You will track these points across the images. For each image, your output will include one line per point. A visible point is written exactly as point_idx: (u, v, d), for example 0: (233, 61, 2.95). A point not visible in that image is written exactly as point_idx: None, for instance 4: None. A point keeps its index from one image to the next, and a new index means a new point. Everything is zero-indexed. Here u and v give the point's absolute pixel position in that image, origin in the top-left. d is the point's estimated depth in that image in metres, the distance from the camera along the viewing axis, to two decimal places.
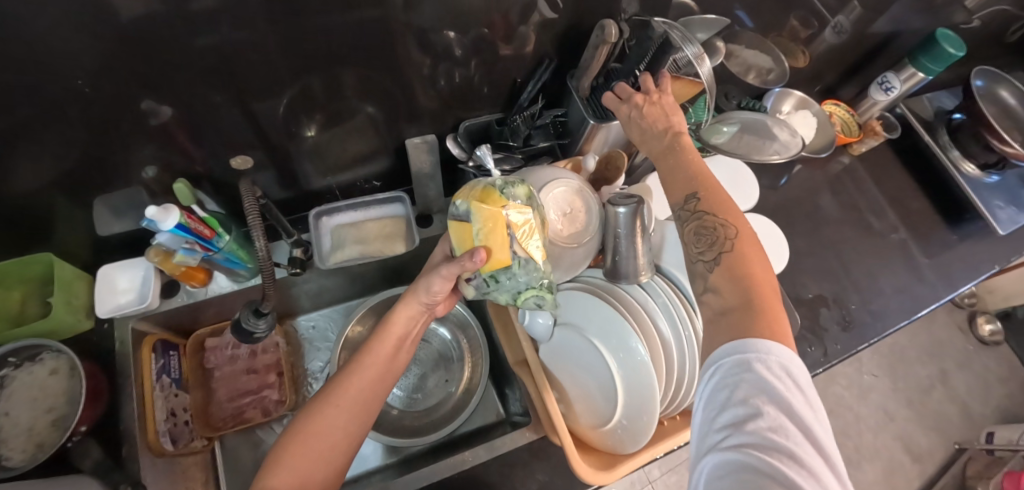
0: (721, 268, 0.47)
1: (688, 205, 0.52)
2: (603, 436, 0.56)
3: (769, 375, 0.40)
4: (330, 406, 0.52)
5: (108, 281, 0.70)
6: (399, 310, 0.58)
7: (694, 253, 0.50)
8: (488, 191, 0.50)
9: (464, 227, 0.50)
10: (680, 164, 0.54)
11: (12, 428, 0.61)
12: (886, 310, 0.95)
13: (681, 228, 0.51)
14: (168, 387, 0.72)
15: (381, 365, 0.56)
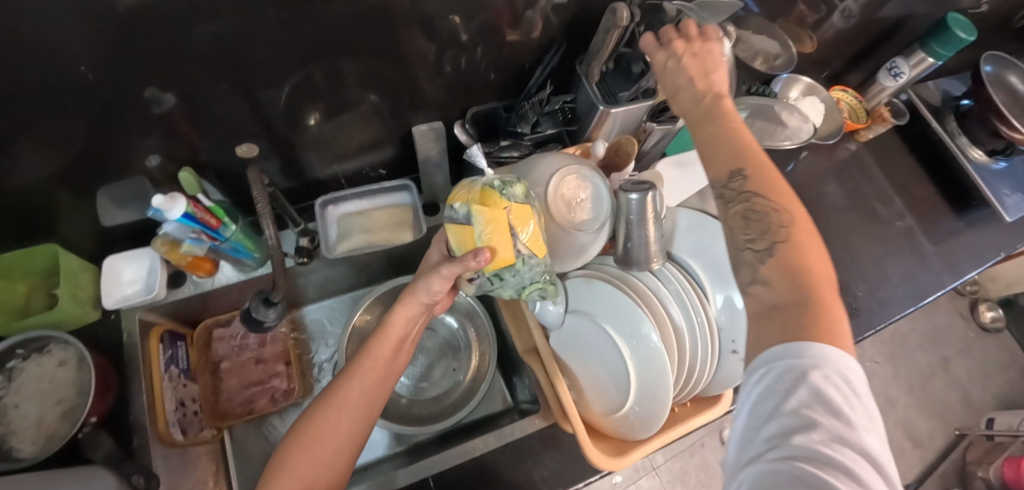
0: (775, 258, 0.46)
1: (733, 182, 0.50)
2: (614, 422, 0.56)
3: (824, 384, 0.39)
4: (332, 411, 0.52)
5: (114, 272, 0.69)
6: (398, 312, 0.57)
7: (741, 240, 0.48)
8: (488, 192, 0.49)
9: (466, 231, 0.49)
10: (722, 137, 0.52)
11: (21, 421, 0.61)
12: (892, 297, 0.95)
13: (726, 210, 0.49)
14: (177, 377, 0.72)
15: (381, 368, 0.56)
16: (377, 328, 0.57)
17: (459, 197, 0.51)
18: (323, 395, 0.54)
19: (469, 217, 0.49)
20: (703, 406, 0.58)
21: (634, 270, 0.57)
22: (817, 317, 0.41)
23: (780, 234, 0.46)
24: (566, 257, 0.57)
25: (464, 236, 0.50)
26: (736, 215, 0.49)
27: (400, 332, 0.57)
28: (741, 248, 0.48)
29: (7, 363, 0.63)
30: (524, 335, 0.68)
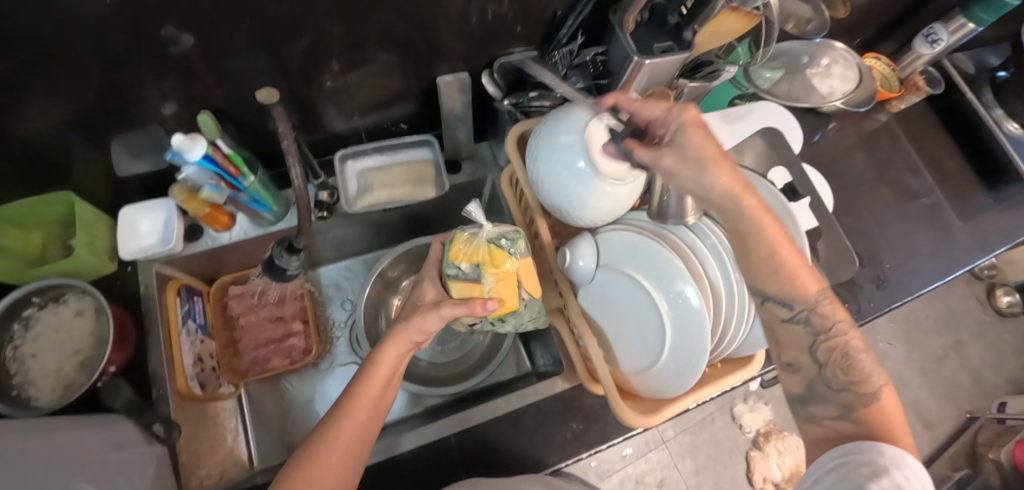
0: (876, 405, 0.46)
1: (820, 308, 0.49)
2: (647, 380, 0.55)
3: (900, 481, 0.40)
4: (320, 462, 0.47)
5: (130, 223, 0.68)
6: (388, 350, 0.53)
7: (839, 380, 0.48)
8: (495, 251, 0.53)
9: (473, 287, 0.53)
10: (779, 252, 0.49)
11: (39, 369, 0.60)
12: (919, 272, 0.92)
13: (820, 351, 0.49)
14: (194, 333, 0.71)
15: (370, 410, 0.51)
16: (364, 367, 0.52)
17: (461, 254, 0.54)
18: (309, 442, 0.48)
19: (477, 272, 0.53)
20: (735, 367, 0.58)
21: (670, 225, 0.55)
22: (893, 436, 0.44)
23: (875, 379, 0.47)
24: (600, 208, 0.55)
25: (473, 292, 0.53)
26: (830, 351, 0.49)
27: (390, 370, 0.53)
28: (836, 386, 0.48)
29: (23, 312, 0.62)
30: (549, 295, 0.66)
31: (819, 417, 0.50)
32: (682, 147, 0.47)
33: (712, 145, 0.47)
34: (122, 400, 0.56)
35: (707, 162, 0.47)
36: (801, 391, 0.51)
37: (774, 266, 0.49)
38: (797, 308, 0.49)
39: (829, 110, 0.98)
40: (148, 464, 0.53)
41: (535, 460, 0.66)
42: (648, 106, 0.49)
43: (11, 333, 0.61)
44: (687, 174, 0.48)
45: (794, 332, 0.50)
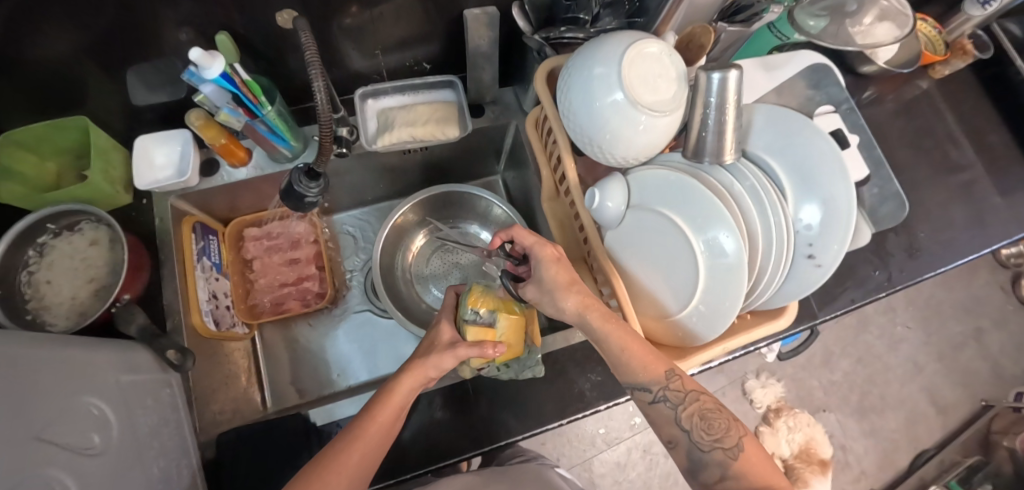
0: (742, 456, 0.48)
1: (671, 384, 0.51)
2: (672, 326, 0.53)
3: None
4: (322, 484, 0.46)
5: (145, 154, 0.66)
6: (403, 381, 0.52)
7: (706, 441, 0.49)
8: (508, 301, 0.58)
9: (488, 332, 0.54)
10: (628, 349, 0.51)
11: (53, 295, 0.59)
12: (952, 244, 0.88)
13: (683, 413, 0.50)
14: (210, 269, 0.70)
15: (378, 438, 0.50)
16: (378, 396, 0.52)
17: (480, 301, 0.56)
18: (315, 463, 0.48)
19: (493, 318, 0.55)
20: (765, 318, 0.55)
21: (706, 165, 0.52)
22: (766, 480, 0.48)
23: (736, 430, 0.49)
24: (633, 146, 0.52)
25: (485, 337, 0.54)
26: (691, 416, 0.50)
27: (403, 403, 0.52)
28: (706, 448, 0.49)
29: (38, 238, 0.60)
30: (571, 245, 0.66)
31: (710, 482, 0.50)
32: (541, 280, 0.54)
33: (564, 273, 0.53)
34: (137, 325, 0.54)
35: (562, 288, 0.53)
36: (686, 465, 0.51)
37: (622, 362, 0.51)
38: (653, 389, 0.51)
39: (873, 70, 0.92)
40: (161, 394, 0.52)
41: (553, 410, 0.65)
42: (523, 236, 0.55)
43: (25, 260, 0.59)
44: (550, 304, 0.54)
45: (661, 411, 0.51)
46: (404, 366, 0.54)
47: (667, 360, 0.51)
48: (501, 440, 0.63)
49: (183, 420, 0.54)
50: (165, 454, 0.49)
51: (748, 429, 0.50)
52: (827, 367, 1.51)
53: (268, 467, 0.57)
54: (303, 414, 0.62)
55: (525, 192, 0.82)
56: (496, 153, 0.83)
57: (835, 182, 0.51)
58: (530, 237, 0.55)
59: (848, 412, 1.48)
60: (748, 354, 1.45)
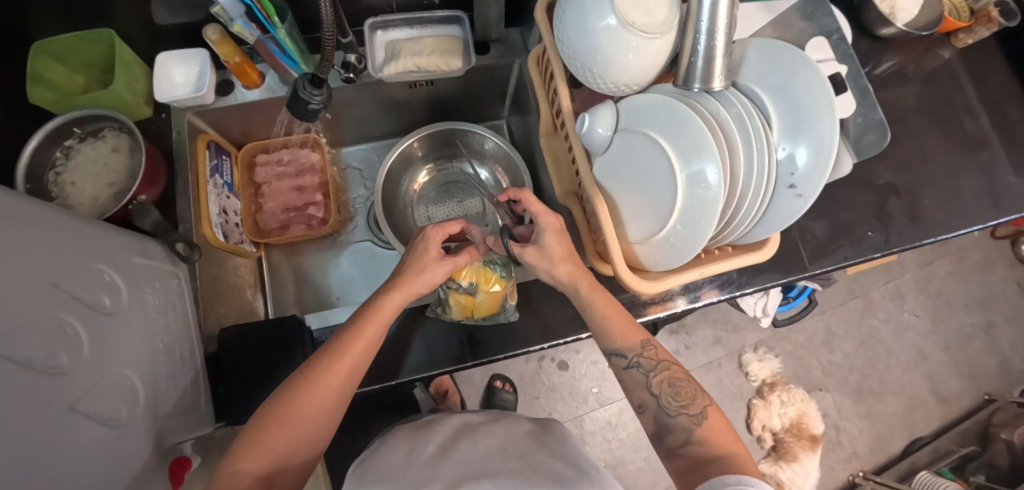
0: (706, 423, 0.55)
1: (646, 353, 0.59)
2: (650, 249, 0.55)
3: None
4: (314, 392, 0.50)
5: (166, 71, 0.69)
6: (392, 295, 0.55)
7: (673, 406, 0.57)
8: (487, 271, 0.65)
9: (467, 299, 0.65)
10: (609, 317, 0.60)
11: (77, 195, 0.64)
12: (961, 213, 0.82)
13: (654, 378, 0.58)
14: (223, 187, 0.74)
15: (366, 348, 0.53)
16: (365, 309, 0.54)
17: (463, 271, 0.65)
18: (304, 373, 0.51)
19: (472, 288, 0.65)
20: (743, 252, 0.58)
21: (695, 92, 0.54)
22: (726, 445, 0.54)
23: (700, 400, 0.57)
24: (625, 71, 0.53)
25: (464, 303, 0.65)
26: (660, 383, 0.58)
27: (392, 316, 0.55)
28: (673, 412, 0.56)
29: (65, 142, 0.64)
30: (565, 180, 0.67)
31: (675, 445, 0.56)
32: (541, 247, 0.59)
33: (562, 246, 0.59)
34: (150, 221, 0.58)
35: (558, 258, 0.59)
36: (655, 427, 0.58)
37: (604, 324, 0.60)
38: (628, 355, 0.59)
39: (891, 33, 0.88)
40: (169, 282, 0.56)
41: (535, 334, 0.69)
42: (531, 204, 0.59)
43: (52, 160, 0.63)
44: (544, 269, 0.60)
45: (635, 377, 0.59)
46: (392, 280, 0.56)
47: (644, 332, 0.60)
48: (485, 356, 0.68)
49: (189, 312, 0.59)
50: (169, 332, 0.54)
51: (713, 401, 0.58)
52: (826, 347, 1.48)
53: (267, 358, 0.61)
54: (299, 318, 0.66)
55: (526, 134, 0.84)
56: (501, 97, 0.85)
57: (823, 122, 0.51)
58: (538, 205, 0.59)
59: (845, 393, 1.46)
60: (748, 328, 1.45)
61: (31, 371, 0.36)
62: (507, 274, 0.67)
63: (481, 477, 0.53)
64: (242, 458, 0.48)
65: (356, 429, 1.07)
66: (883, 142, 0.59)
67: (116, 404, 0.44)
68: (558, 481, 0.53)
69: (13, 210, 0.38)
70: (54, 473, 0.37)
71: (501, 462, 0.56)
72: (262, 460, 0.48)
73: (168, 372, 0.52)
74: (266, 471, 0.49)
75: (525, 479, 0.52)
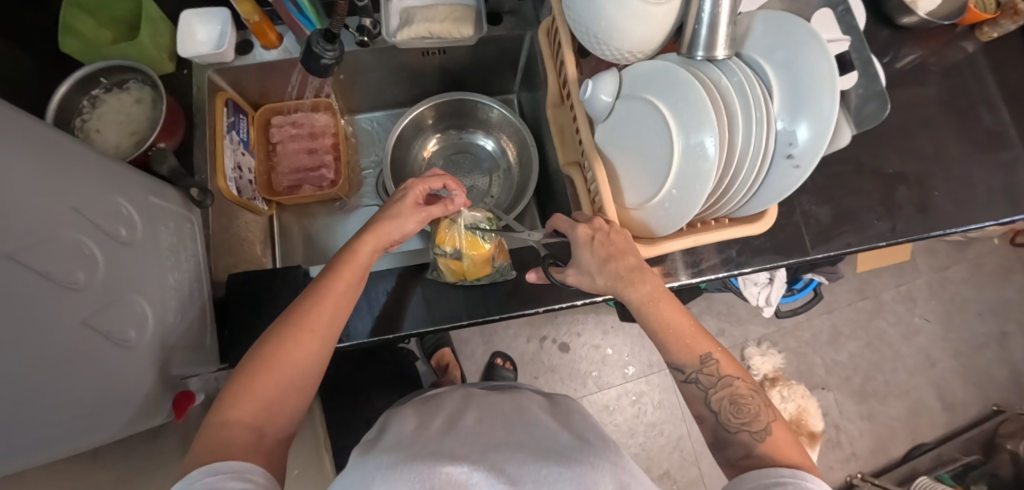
0: (768, 440, 0.53)
1: (706, 369, 0.57)
2: (646, 213, 0.57)
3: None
4: (301, 337, 0.51)
5: (189, 28, 0.70)
6: (367, 240, 0.56)
7: (733, 422, 0.55)
8: (472, 238, 0.69)
9: (455, 264, 0.68)
10: (665, 323, 0.57)
11: (101, 143, 0.66)
12: (973, 204, 0.79)
13: (714, 395, 0.56)
14: (238, 144, 0.76)
15: (347, 292, 0.55)
16: (341, 255, 0.56)
17: (446, 239, 0.69)
18: (287, 320, 0.52)
19: (458, 253, 0.68)
20: (741, 223, 0.59)
21: (698, 61, 0.55)
22: (788, 460, 0.51)
23: (763, 416, 0.54)
24: (629, 38, 0.54)
25: (453, 267, 0.69)
26: (720, 399, 0.56)
27: (367, 261, 0.57)
28: (733, 428, 0.55)
29: (92, 91, 0.67)
30: (568, 148, 0.67)
31: (734, 459, 0.54)
32: (579, 263, 0.56)
33: (599, 257, 0.54)
34: (168, 167, 0.62)
35: (597, 270, 0.55)
36: (713, 439, 0.57)
37: (662, 340, 0.57)
38: (688, 370, 0.57)
39: (912, 22, 0.86)
40: (182, 225, 0.59)
41: (532, 298, 0.70)
42: (561, 226, 0.58)
43: (81, 108, 0.67)
44: (590, 285, 0.57)
45: (693, 393, 0.57)
46: (366, 228, 0.58)
47: (710, 347, 0.57)
48: (481, 316, 0.70)
49: (199, 256, 0.62)
50: (180, 269, 0.57)
51: (778, 416, 0.55)
52: (832, 346, 1.45)
53: (270, 301, 0.64)
54: (304, 269, 0.69)
55: (534, 109, 0.85)
56: (513, 70, 0.87)
57: (822, 97, 0.51)
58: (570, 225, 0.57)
59: (847, 393, 1.43)
60: (752, 321, 1.44)
61: (54, 283, 0.39)
62: (493, 238, 0.70)
63: (489, 449, 0.48)
64: (232, 409, 0.48)
65: (354, 393, 1.10)
66: (885, 110, 0.57)
67: (126, 326, 0.47)
68: (564, 454, 0.47)
69: (48, 139, 0.41)
70: (70, 378, 0.40)
71: (507, 436, 0.51)
72: (252, 409, 0.49)
73: (177, 306, 0.55)
74: (258, 420, 0.49)
75: (531, 453, 0.48)
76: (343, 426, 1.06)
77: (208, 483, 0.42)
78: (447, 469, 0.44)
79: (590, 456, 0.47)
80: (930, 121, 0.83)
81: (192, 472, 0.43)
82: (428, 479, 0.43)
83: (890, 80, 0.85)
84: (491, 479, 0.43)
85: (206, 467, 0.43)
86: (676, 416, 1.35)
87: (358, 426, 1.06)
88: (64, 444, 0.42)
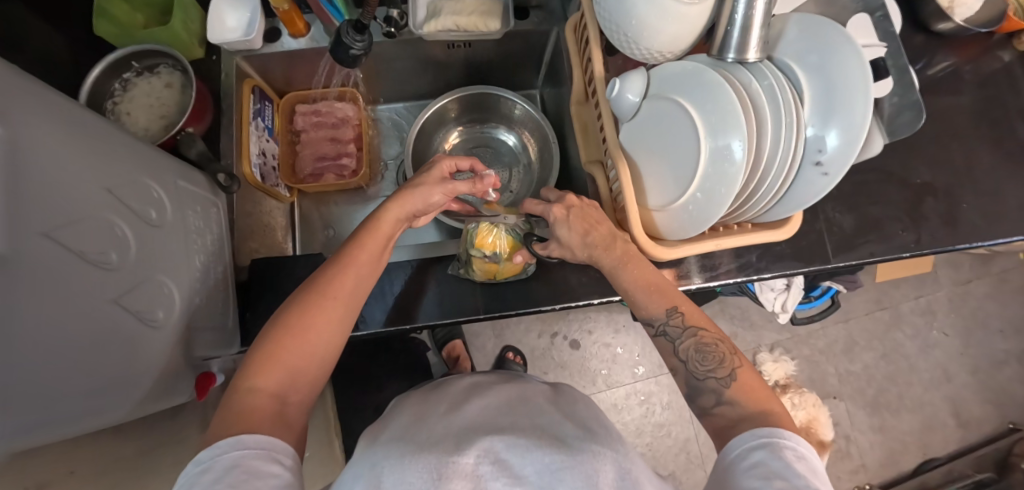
0: (735, 384, 0.53)
1: (672, 320, 0.57)
2: (669, 215, 0.57)
3: (787, 450, 0.45)
4: (325, 307, 0.52)
5: (218, 15, 0.70)
6: (388, 209, 0.57)
7: (701, 370, 0.55)
8: (512, 241, 0.70)
9: (491, 266, 0.68)
10: (650, 287, 0.58)
11: (133, 126, 0.67)
12: (1001, 218, 0.77)
13: (682, 345, 0.56)
14: (263, 131, 0.77)
15: (369, 264, 0.56)
16: (364, 226, 0.56)
17: (484, 241, 0.69)
18: (309, 290, 0.53)
19: (496, 255, 0.68)
20: (763, 230, 0.58)
21: (729, 63, 0.55)
22: (759, 402, 0.52)
23: (729, 359, 0.55)
24: (659, 37, 0.53)
25: (488, 269, 0.68)
26: (688, 349, 0.56)
27: (390, 232, 0.58)
28: (701, 376, 0.55)
29: (124, 74, 0.68)
30: (591, 146, 0.67)
31: (707, 408, 0.55)
32: (558, 238, 0.59)
33: (577, 232, 0.57)
34: (196, 151, 0.63)
35: (576, 245, 0.58)
36: (687, 391, 0.57)
37: (633, 295, 0.58)
38: (656, 322, 0.58)
39: (948, 29, 0.84)
40: (208, 209, 0.60)
41: (548, 295, 0.70)
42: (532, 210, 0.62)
43: (112, 91, 0.68)
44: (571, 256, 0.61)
45: (663, 344, 0.58)
46: (390, 198, 0.59)
47: (676, 298, 0.58)
48: (496, 311, 0.70)
49: (224, 240, 0.63)
50: (206, 251, 0.58)
51: (745, 360, 0.55)
52: (846, 355, 1.42)
53: (291, 286, 0.65)
54: (324, 257, 0.69)
55: (558, 106, 0.85)
56: (537, 65, 0.86)
57: (854, 104, 0.50)
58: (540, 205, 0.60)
59: (860, 404, 1.40)
60: (766, 327, 1.41)
61: (85, 262, 0.40)
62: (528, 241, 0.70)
63: (490, 433, 0.48)
64: (258, 377, 0.49)
65: (365, 381, 1.11)
66: (920, 120, 0.56)
67: (154, 306, 0.48)
68: (569, 440, 0.48)
69: (83, 122, 0.42)
70: (103, 353, 0.42)
71: (511, 422, 0.51)
72: (276, 377, 0.50)
73: (202, 288, 0.57)
74: (281, 389, 0.50)
75: (535, 437, 0.48)
76: (354, 412, 1.07)
77: (235, 456, 0.42)
78: (457, 459, 0.44)
79: (592, 444, 0.48)
80: (961, 131, 0.81)
81: (219, 442, 0.44)
82: (437, 470, 0.43)
83: (921, 87, 0.83)
84: (497, 471, 0.43)
85: (233, 439, 0.44)
86: (683, 418, 1.34)
87: (368, 411, 1.07)
88: (94, 418, 0.43)
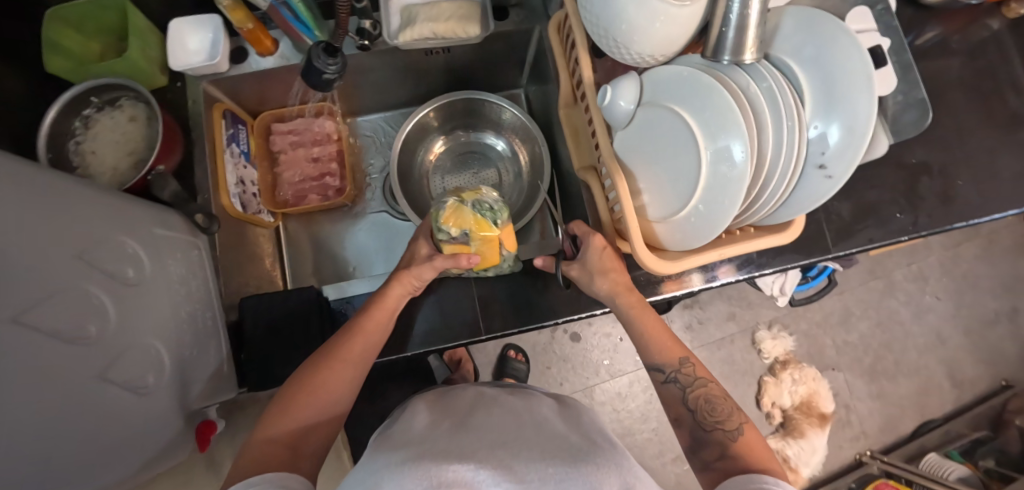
0: (739, 441, 0.55)
1: (683, 369, 0.61)
2: (670, 228, 0.55)
3: None
4: (335, 365, 0.55)
5: (179, 38, 0.66)
6: (394, 286, 0.60)
7: (708, 421, 0.58)
8: (483, 221, 0.58)
9: (461, 248, 0.59)
10: (652, 334, 0.62)
11: (98, 165, 0.63)
12: (997, 195, 0.76)
13: (691, 394, 0.59)
14: (239, 156, 0.73)
15: (377, 334, 0.58)
16: (374, 300, 0.59)
17: (452, 219, 0.58)
18: (324, 352, 0.56)
19: (465, 236, 0.59)
20: (766, 232, 0.57)
21: (724, 65, 0.52)
22: (762, 460, 0.53)
23: (736, 415, 0.57)
24: (651, 39, 0.50)
25: (459, 252, 0.60)
26: (697, 398, 0.59)
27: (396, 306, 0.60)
28: (709, 427, 0.57)
29: (84, 111, 0.64)
30: (584, 151, 0.64)
31: (709, 460, 0.56)
32: (585, 262, 0.61)
33: (607, 262, 0.60)
34: (170, 191, 0.59)
35: (602, 272, 0.61)
36: (689, 443, 0.59)
37: (645, 340, 0.62)
38: (668, 370, 0.61)
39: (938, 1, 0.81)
40: (189, 254, 0.57)
41: (550, 309, 0.69)
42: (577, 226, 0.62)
43: (73, 129, 0.63)
44: (590, 282, 0.62)
45: (672, 392, 0.61)
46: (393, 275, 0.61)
47: (685, 349, 0.62)
48: (496, 331, 0.69)
49: (210, 281, 0.61)
50: (191, 299, 0.56)
51: (750, 419, 0.58)
52: (843, 326, 1.44)
53: (286, 321, 0.63)
54: (315, 289, 0.67)
55: (545, 105, 0.82)
56: (521, 64, 0.83)
57: (856, 103, 0.49)
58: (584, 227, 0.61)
59: (858, 372, 1.42)
60: (762, 305, 1.41)
61: (61, 341, 0.38)
62: (501, 216, 0.60)
63: (495, 448, 0.47)
64: (271, 426, 0.51)
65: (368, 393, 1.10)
66: (926, 122, 0.58)
67: (144, 371, 0.46)
68: (572, 452, 0.47)
69: (47, 190, 0.39)
70: (96, 432, 0.40)
71: (518, 435, 0.50)
72: (288, 427, 0.51)
73: (192, 339, 0.54)
74: (294, 439, 0.51)
75: (538, 450, 0.46)
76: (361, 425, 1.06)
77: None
78: (454, 467, 0.42)
79: (594, 456, 0.46)
80: (953, 106, 0.80)
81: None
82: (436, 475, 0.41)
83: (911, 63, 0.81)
84: (496, 477, 0.41)
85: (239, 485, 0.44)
86: None
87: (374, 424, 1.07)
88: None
